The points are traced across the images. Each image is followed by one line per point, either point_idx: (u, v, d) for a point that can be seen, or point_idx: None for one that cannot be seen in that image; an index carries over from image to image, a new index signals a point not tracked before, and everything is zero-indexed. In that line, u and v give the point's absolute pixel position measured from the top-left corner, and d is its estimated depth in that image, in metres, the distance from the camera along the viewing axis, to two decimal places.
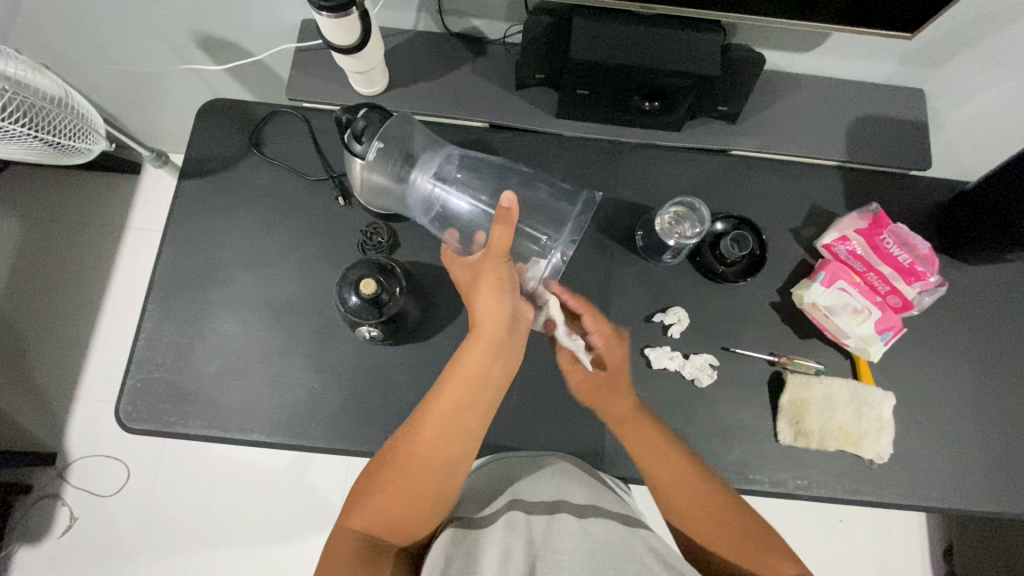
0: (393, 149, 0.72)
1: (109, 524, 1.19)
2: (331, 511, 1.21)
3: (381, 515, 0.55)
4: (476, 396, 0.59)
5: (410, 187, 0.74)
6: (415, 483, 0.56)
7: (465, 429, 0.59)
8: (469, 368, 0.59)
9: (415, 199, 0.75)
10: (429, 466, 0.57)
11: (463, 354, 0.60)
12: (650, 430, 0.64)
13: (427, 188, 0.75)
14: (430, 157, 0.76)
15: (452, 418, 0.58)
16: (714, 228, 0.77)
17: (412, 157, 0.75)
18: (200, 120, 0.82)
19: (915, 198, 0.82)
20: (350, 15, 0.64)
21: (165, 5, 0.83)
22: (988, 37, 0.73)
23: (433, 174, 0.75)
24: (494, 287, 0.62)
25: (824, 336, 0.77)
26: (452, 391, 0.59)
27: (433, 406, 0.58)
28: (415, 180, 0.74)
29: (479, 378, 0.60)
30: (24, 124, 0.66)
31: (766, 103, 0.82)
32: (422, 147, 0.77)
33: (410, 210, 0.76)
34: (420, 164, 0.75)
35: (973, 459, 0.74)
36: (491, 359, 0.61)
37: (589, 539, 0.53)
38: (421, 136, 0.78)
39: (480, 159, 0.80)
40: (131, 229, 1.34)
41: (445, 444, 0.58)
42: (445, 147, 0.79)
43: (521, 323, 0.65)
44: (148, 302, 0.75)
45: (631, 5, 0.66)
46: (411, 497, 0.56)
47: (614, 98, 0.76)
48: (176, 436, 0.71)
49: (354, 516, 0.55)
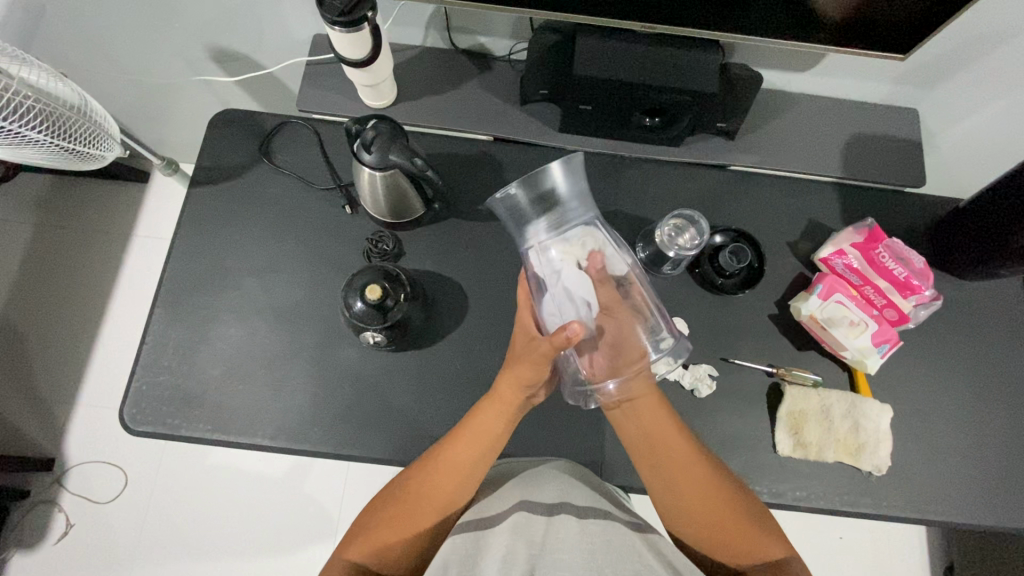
0: (531, 186, 0.66)
1: (105, 532, 1.19)
2: (329, 521, 1.21)
3: (379, 549, 0.59)
4: (487, 451, 0.63)
5: (530, 231, 0.66)
6: (418, 517, 0.61)
7: (471, 479, 0.63)
8: (484, 426, 0.63)
9: (530, 235, 0.66)
10: (436, 506, 0.62)
11: (480, 410, 0.64)
12: (666, 427, 0.63)
13: (544, 236, 0.66)
14: (574, 209, 0.67)
15: (463, 469, 0.62)
16: (713, 240, 0.79)
17: (556, 200, 0.67)
18: (212, 130, 0.84)
19: (910, 214, 0.84)
20: (362, 30, 0.66)
21: (182, 19, 0.86)
22: (980, 58, 0.76)
23: (558, 233, 0.65)
24: (518, 377, 0.62)
25: (820, 349, 0.78)
26: (466, 445, 0.62)
27: (444, 452, 0.62)
28: (538, 225, 0.66)
29: (492, 437, 0.63)
30: (43, 130, 0.68)
31: (764, 120, 0.84)
32: (576, 197, 0.68)
33: (518, 238, 0.67)
34: (559, 213, 0.67)
35: (970, 473, 0.74)
36: (501, 424, 0.64)
37: (587, 540, 0.55)
38: (581, 185, 0.68)
39: (614, 233, 0.71)
40: (137, 237, 1.36)
41: (452, 489, 0.62)
42: (594, 212, 0.69)
43: (534, 400, 0.68)
44: (155, 306, 0.76)
45: (634, 26, 0.68)
46: (411, 533, 0.60)
47: (615, 113, 0.78)
48: (179, 439, 0.71)
49: (352, 547, 0.59)
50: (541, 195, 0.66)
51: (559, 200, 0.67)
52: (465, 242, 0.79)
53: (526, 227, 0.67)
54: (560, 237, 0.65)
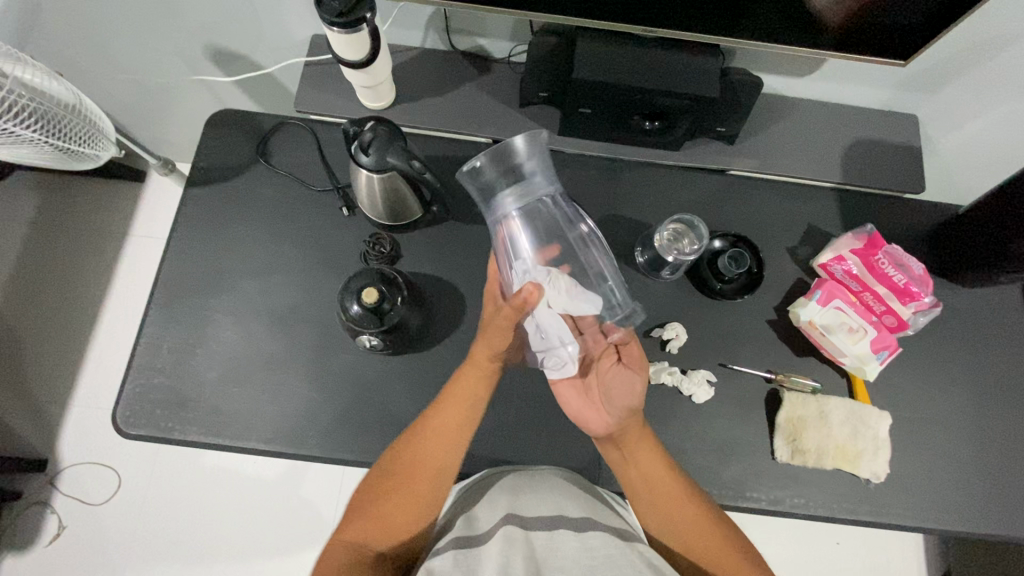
0: (498, 158, 0.65)
1: (97, 534, 1.18)
2: (324, 525, 1.20)
3: (379, 523, 0.58)
4: (473, 408, 0.65)
5: (496, 202, 0.63)
6: (412, 488, 0.60)
7: (461, 440, 0.63)
8: (467, 384, 0.65)
9: (495, 207, 0.64)
10: (429, 472, 0.61)
11: (462, 371, 0.66)
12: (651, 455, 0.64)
13: (510, 204, 0.63)
14: (540, 182, 0.65)
15: (452, 430, 0.63)
16: (712, 245, 0.79)
17: (521, 175, 0.65)
18: (210, 130, 0.83)
19: (909, 220, 0.84)
20: (361, 31, 0.65)
21: (180, 18, 0.85)
22: (982, 64, 0.76)
23: (523, 200, 0.63)
24: (492, 344, 0.63)
25: (819, 355, 0.77)
26: (452, 405, 0.64)
27: (432, 418, 0.63)
28: (504, 194, 0.63)
29: (476, 395, 0.65)
30: (37, 130, 0.68)
31: (763, 125, 0.84)
32: (539, 170, 0.66)
33: (486, 212, 0.65)
34: (525, 185, 0.64)
35: (969, 481, 0.74)
36: (482, 386, 0.65)
37: (588, 554, 0.53)
38: (543, 159, 0.66)
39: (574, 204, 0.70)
40: (133, 236, 1.35)
41: (444, 452, 0.62)
42: (557, 186, 0.67)
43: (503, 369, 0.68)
44: (150, 308, 0.76)
45: (632, 29, 0.67)
46: (408, 501, 0.60)
47: (615, 116, 0.77)
48: (173, 442, 0.71)
49: (349, 529, 0.59)
50: (506, 167, 0.65)
51: (523, 173, 0.65)
52: (463, 245, 0.79)
53: (493, 198, 0.65)
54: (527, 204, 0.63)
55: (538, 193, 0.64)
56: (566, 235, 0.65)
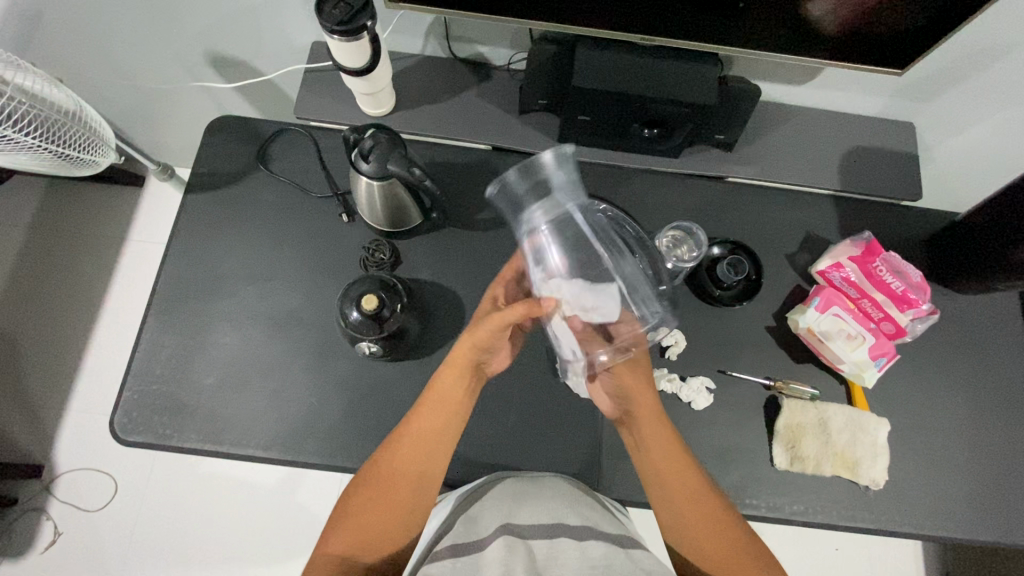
0: (530, 170, 0.62)
1: (93, 540, 1.17)
2: (321, 531, 1.19)
3: (360, 535, 0.59)
4: (450, 417, 0.63)
5: (525, 217, 0.61)
6: (394, 498, 0.60)
7: (439, 449, 0.62)
8: (444, 391, 0.63)
9: (523, 223, 0.61)
10: (408, 483, 0.61)
11: (439, 377, 0.64)
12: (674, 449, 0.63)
13: (540, 221, 0.61)
14: (570, 198, 0.62)
15: (428, 439, 0.62)
16: (711, 252, 0.79)
17: (552, 189, 0.61)
18: (209, 136, 0.84)
19: (907, 227, 0.84)
20: (362, 39, 0.66)
21: (180, 24, 0.85)
22: (978, 73, 0.76)
23: (553, 219, 0.61)
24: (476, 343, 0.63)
25: (819, 361, 0.77)
26: (429, 414, 0.63)
27: (409, 428, 0.62)
28: (533, 210, 0.61)
29: (452, 404, 0.63)
30: (37, 136, 0.68)
31: (762, 132, 0.84)
32: (570, 186, 0.62)
33: (513, 226, 0.63)
34: (554, 201, 0.61)
35: (967, 488, 0.74)
36: (461, 392, 0.64)
37: (588, 565, 0.54)
38: (575, 176, 0.63)
39: (602, 223, 0.67)
40: (132, 241, 1.35)
41: (422, 462, 0.62)
42: (586, 204, 0.64)
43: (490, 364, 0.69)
44: (148, 314, 0.76)
45: (631, 38, 0.68)
46: (389, 513, 0.60)
47: (615, 124, 0.78)
48: (171, 449, 0.71)
49: (332, 539, 0.59)
50: (536, 182, 0.62)
51: (554, 186, 0.62)
52: (463, 251, 0.79)
53: (521, 212, 0.62)
54: (556, 223, 0.61)
55: (568, 212, 0.62)
56: (597, 255, 0.62)
